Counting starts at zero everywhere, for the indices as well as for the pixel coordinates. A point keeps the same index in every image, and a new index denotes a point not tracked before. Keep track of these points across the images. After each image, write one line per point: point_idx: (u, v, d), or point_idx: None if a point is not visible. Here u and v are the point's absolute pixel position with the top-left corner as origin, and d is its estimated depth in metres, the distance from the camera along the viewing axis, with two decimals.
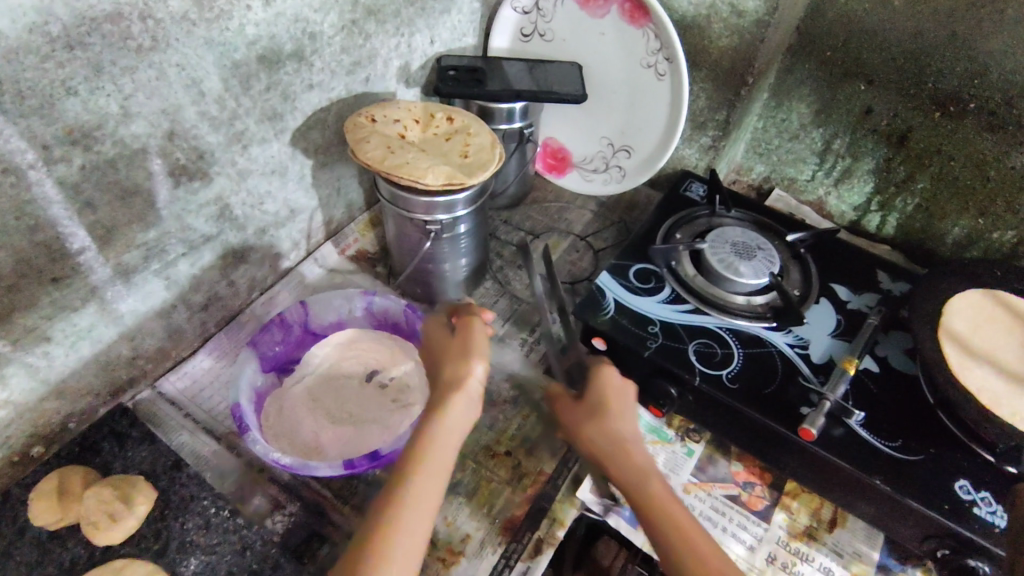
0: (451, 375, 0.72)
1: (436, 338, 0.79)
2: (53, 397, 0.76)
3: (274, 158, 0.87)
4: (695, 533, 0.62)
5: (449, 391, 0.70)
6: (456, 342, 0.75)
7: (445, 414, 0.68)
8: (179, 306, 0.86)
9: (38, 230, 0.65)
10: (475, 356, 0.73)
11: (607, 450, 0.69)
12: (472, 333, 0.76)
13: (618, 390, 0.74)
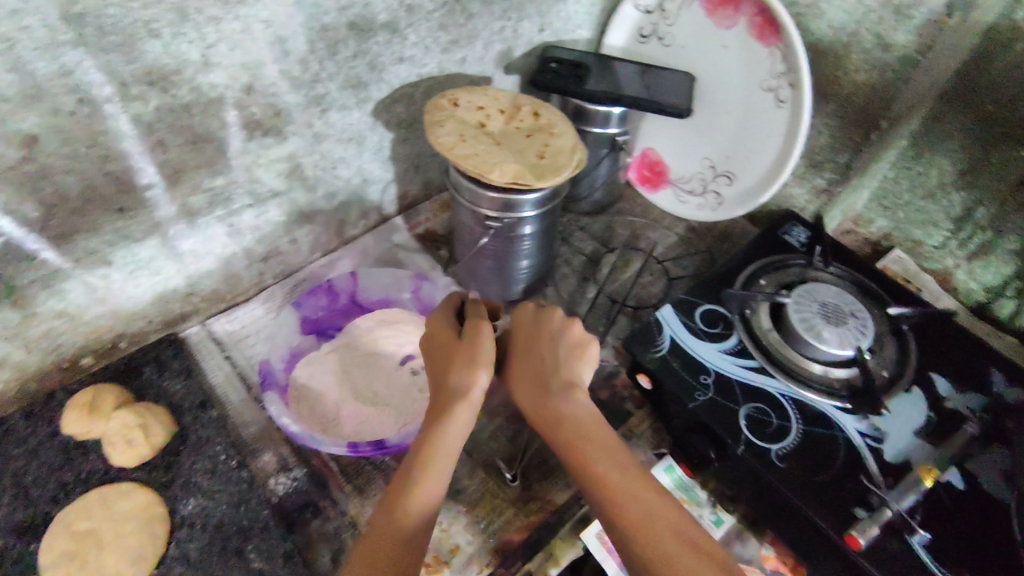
0: (455, 388, 0.63)
1: (440, 339, 0.69)
2: (108, 317, 0.81)
3: (352, 125, 0.87)
4: (653, 505, 0.57)
5: (452, 405, 0.62)
6: (462, 348, 0.65)
7: (446, 434, 0.61)
8: (239, 252, 0.88)
9: (109, 160, 0.68)
10: (480, 367, 0.63)
11: (539, 401, 0.64)
12: (476, 337, 0.65)
13: (540, 339, 0.69)
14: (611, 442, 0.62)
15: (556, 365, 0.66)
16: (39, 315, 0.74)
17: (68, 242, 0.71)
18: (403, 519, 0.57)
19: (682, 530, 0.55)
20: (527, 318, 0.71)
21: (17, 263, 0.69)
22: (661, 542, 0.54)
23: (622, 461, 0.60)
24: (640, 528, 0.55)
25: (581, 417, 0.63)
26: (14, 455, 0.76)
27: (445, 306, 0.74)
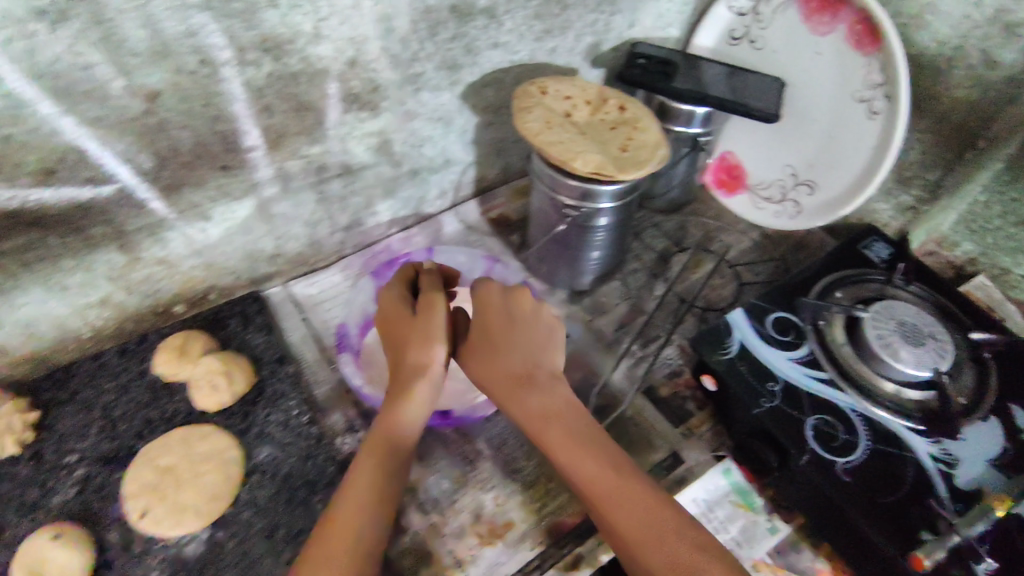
0: (411, 362, 0.71)
1: (396, 317, 0.75)
2: (201, 269, 0.86)
3: (442, 106, 0.90)
4: (610, 469, 0.64)
5: (410, 377, 0.70)
6: (414, 325, 0.73)
7: (410, 401, 0.70)
8: (325, 221, 0.92)
9: (220, 121, 0.72)
10: (432, 343, 0.71)
11: (506, 393, 0.70)
12: (434, 316, 0.73)
13: (505, 319, 0.75)
14: (573, 414, 0.69)
15: (517, 346, 0.73)
16: (142, 261, 0.79)
17: (175, 194, 0.75)
18: (384, 467, 0.66)
19: (635, 489, 0.63)
20: (494, 296, 0.76)
21: (129, 210, 0.74)
22: (614, 500, 0.62)
23: (581, 430, 0.68)
24: (597, 486, 0.63)
25: (547, 394, 0.70)
26: (108, 389, 0.82)
27: (399, 280, 0.79)
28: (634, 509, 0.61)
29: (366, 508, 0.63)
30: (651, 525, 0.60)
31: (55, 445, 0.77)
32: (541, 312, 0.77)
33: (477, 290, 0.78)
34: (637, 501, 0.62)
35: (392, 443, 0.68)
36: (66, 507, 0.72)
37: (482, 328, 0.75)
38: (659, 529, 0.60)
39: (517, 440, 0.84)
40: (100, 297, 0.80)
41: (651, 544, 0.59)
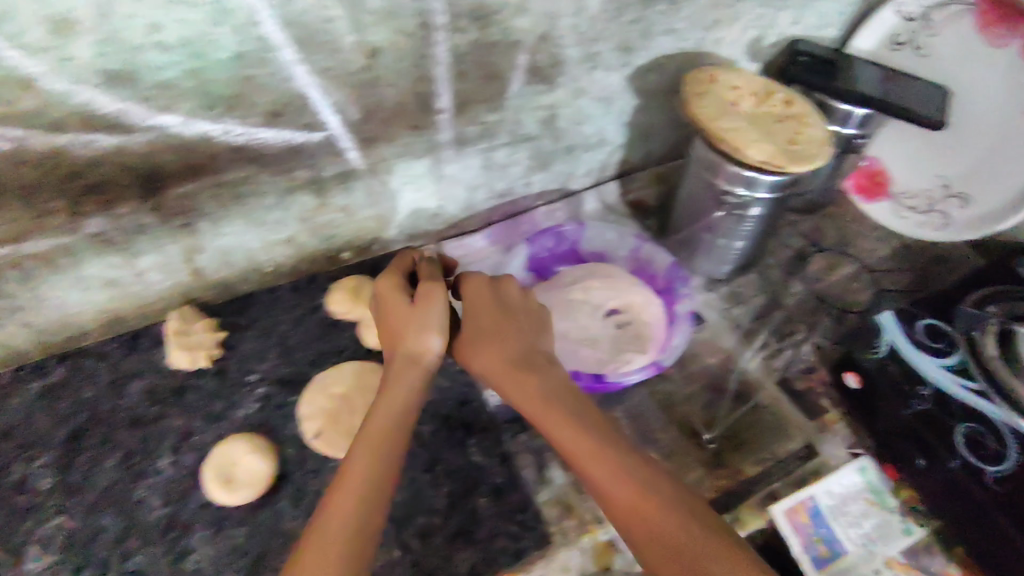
0: (409, 349, 0.69)
1: (390, 306, 0.73)
2: (371, 221, 0.92)
3: (610, 87, 0.92)
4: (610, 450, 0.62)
5: (407, 364, 0.68)
6: (407, 313, 0.71)
7: (404, 388, 0.67)
8: (484, 187, 0.96)
9: (421, 82, 0.77)
10: (427, 333, 0.69)
11: (502, 379, 0.69)
12: (429, 302, 0.70)
13: (496, 309, 0.74)
14: (567, 394, 0.68)
15: (511, 332, 0.71)
16: (327, 207, 0.86)
17: (370, 147, 0.81)
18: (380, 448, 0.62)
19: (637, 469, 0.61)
20: (483, 290, 0.76)
21: (330, 156, 0.80)
22: (616, 482, 0.60)
23: (577, 409, 0.66)
24: (598, 467, 0.61)
25: (547, 375, 0.68)
26: (284, 320, 0.89)
27: (393, 272, 0.78)
28: (635, 490, 0.59)
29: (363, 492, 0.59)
30: (658, 508, 0.58)
31: (238, 365, 0.85)
32: (527, 297, 0.78)
33: (464, 286, 0.77)
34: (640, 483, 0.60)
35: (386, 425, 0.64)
36: (251, 420, 0.80)
37: (472, 323, 0.74)
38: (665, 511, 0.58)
39: (654, 414, 0.87)
40: (287, 236, 0.87)
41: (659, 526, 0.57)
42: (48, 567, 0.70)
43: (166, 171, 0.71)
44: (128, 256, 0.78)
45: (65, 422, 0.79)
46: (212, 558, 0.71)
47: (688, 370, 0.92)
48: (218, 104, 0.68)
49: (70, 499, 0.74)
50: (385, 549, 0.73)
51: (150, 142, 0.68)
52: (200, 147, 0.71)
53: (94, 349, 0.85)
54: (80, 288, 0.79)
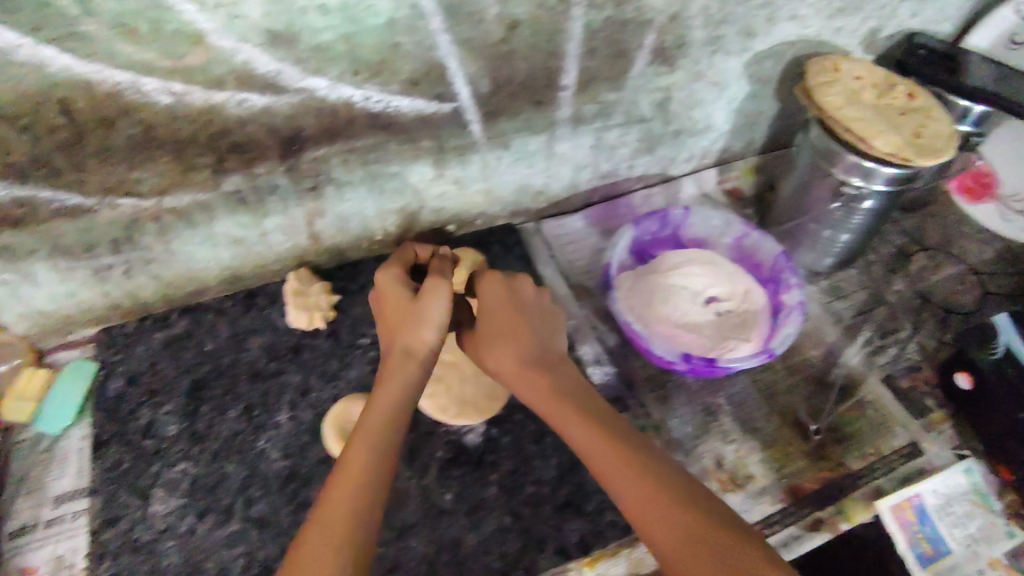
0: (409, 341, 0.67)
1: (391, 298, 0.72)
2: (480, 195, 0.93)
3: (726, 72, 0.91)
4: (617, 439, 0.64)
5: (404, 355, 0.67)
6: (405, 309, 0.70)
7: (405, 373, 0.65)
8: (590, 167, 0.97)
9: (552, 57, 0.78)
10: (425, 328, 0.68)
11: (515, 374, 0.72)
12: (432, 294, 0.69)
13: (506, 305, 0.75)
14: (574, 387, 0.71)
15: (523, 334, 0.74)
16: (444, 178, 0.87)
17: (493, 120, 0.82)
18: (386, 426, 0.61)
19: (644, 457, 0.63)
20: (495, 289, 0.77)
21: (455, 128, 0.81)
22: (624, 469, 0.62)
23: (587, 402, 0.69)
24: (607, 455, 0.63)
25: (559, 373, 0.72)
26: None
27: (396, 264, 0.77)
28: (644, 479, 0.60)
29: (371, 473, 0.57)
30: (667, 498, 0.59)
31: (349, 328, 0.87)
32: (539, 298, 0.79)
33: (480, 283, 0.77)
34: (647, 471, 0.61)
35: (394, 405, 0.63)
36: (364, 382, 0.82)
37: (486, 323, 0.75)
38: (671, 501, 0.59)
39: (756, 402, 0.87)
40: (401, 206, 0.89)
41: (666, 517, 0.58)
42: (173, 509, 0.72)
43: (305, 134, 0.73)
44: (257, 216, 0.80)
45: (190, 372, 0.82)
46: None
47: (789, 361, 0.91)
48: (364, 70, 0.69)
49: (195, 445, 0.77)
50: (496, 515, 0.74)
51: (297, 104, 0.69)
52: (339, 112, 0.72)
53: (213, 304, 0.88)
54: (209, 244, 0.81)
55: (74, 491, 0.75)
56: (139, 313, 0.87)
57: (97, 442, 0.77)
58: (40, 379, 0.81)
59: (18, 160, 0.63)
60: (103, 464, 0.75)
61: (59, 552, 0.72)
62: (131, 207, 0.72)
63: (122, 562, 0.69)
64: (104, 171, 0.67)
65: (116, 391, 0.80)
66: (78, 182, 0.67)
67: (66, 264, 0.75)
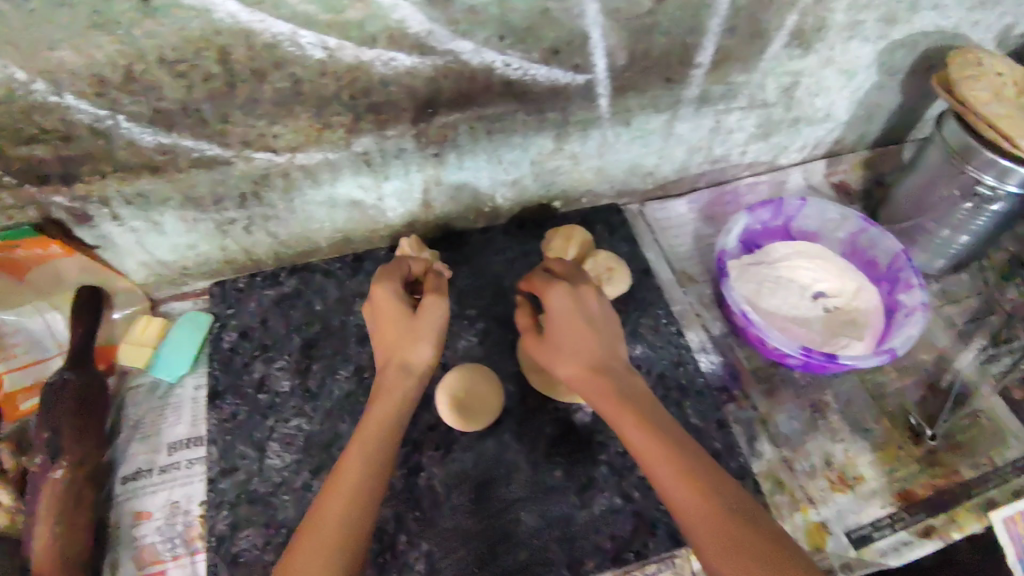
0: (402, 356, 0.63)
1: (386, 311, 0.66)
2: (591, 172, 0.91)
3: (857, 60, 0.88)
4: (659, 446, 0.57)
5: (398, 373, 0.62)
6: (404, 323, 0.65)
7: (395, 399, 0.61)
8: (703, 151, 0.94)
9: (693, 34, 0.76)
10: (421, 342, 0.63)
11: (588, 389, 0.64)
12: (427, 312, 0.65)
13: (572, 308, 0.68)
14: (621, 385, 0.63)
15: (585, 344, 0.66)
16: (562, 152, 0.86)
17: (621, 96, 0.81)
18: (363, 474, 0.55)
19: (689, 461, 0.56)
20: (565, 295, 0.68)
21: (583, 101, 0.79)
22: (669, 480, 0.55)
23: (649, 412, 0.61)
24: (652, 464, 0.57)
25: (625, 382, 0.64)
26: (497, 261, 0.90)
27: (390, 274, 0.70)
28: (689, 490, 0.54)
29: (342, 534, 0.51)
30: (711, 511, 0.52)
31: (456, 298, 0.86)
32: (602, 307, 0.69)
33: (549, 295, 0.69)
34: (690, 481, 0.54)
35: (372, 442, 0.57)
36: (472, 352, 0.82)
37: (558, 333, 0.67)
38: (715, 513, 0.52)
39: (864, 402, 0.85)
40: (514, 178, 0.87)
41: (712, 535, 0.51)
42: (289, 463, 0.73)
43: (441, 98, 0.72)
44: (379, 179, 0.80)
45: (300, 330, 0.82)
46: (440, 479, 0.73)
47: (899, 364, 0.89)
48: (510, 35, 0.68)
49: (308, 402, 0.77)
50: (606, 495, 0.73)
51: (440, 67, 0.69)
52: (478, 77, 0.72)
53: (320, 266, 0.88)
54: (327, 204, 0.81)
55: (190, 438, 0.76)
56: (250, 269, 0.87)
57: (213, 392, 0.78)
58: (156, 326, 0.82)
59: (170, 108, 0.64)
60: (219, 415, 0.76)
61: (174, 497, 0.73)
62: (264, 161, 0.72)
63: (239, 511, 0.70)
64: (246, 123, 0.67)
65: (230, 343, 0.81)
66: (221, 133, 0.68)
67: (193, 215, 0.76)
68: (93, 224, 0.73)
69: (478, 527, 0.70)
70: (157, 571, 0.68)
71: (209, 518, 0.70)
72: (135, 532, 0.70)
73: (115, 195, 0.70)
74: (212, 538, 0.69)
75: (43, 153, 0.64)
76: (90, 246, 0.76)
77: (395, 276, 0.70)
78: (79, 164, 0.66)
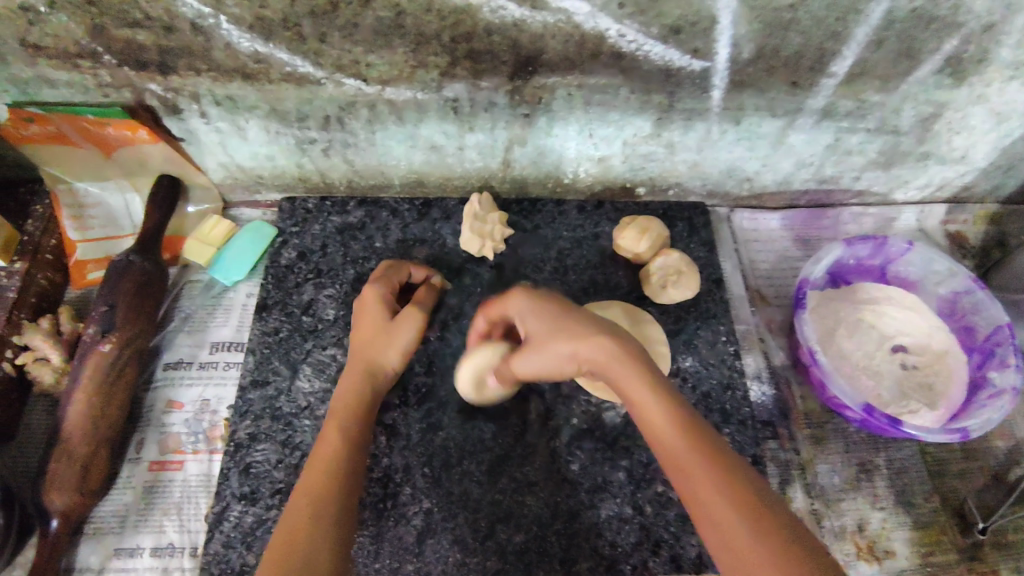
0: (366, 357, 0.68)
1: (365, 313, 0.70)
2: (685, 165, 0.85)
3: (1016, 103, 0.77)
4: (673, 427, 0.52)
5: (364, 374, 0.66)
6: (380, 327, 0.69)
7: (360, 393, 0.65)
8: (812, 167, 0.86)
9: (833, 39, 0.68)
10: (389, 350, 0.68)
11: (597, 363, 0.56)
12: (400, 329, 0.69)
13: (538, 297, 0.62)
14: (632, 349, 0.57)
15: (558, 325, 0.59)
16: (658, 138, 0.80)
17: (737, 92, 0.74)
18: (336, 458, 0.59)
19: (699, 434, 0.52)
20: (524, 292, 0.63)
21: (694, 89, 0.73)
22: (687, 463, 0.51)
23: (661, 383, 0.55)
24: (661, 430, 0.53)
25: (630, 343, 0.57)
26: (564, 237, 0.86)
27: (388, 277, 0.73)
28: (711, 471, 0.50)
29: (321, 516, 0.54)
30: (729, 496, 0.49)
31: (513, 266, 0.84)
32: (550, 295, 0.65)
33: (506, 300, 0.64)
34: (710, 463, 0.50)
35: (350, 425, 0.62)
36: None
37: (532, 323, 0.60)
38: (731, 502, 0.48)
39: (918, 474, 0.78)
40: (601, 155, 0.83)
41: (734, 523, 0.47)
42: (317, 390, 0.73)
43: (544, 57, 0.68)
44: (463, 128, 0.77)
45: (356, 263, 0.82)
46: (457, 442, 0.72)
47: (968, 445, 0.81)
48: (632, 5, 0.63)
49: (348, 334, 0.77)
50: (617, 502, 0.70)
51: (550, 24, 0.65)
52: (587, 43, 0.67)
53: (388, 203, 0.87)
54: (407, 143, 0.79)
55: (232, 342, 0.78)
56: (322, 192, 0.87)
57: (261, 304, 0.79)
58: (223, 229, 0.83)
59: (270, 17, 0.63)
60: (262, 326, 0.77)
61: (206, 395, 0.75)
62: (354, 89, 0.71)
63: (261, 425, 0.71)
64: (342, 47, 0.66)
65: (287, 262, 0.82)
66: (316, 52, 0.66)
67: (276, 127, 0.76)
68: (182, 117, 0.74)
69: (482, 499, 0.69)
70: (176, 460, 0.71)
71: (232, 423, 0.71)
72: (164, 419, 0.73)
73: (205, 94, 0.70)
74: (230, 443, 0.70)
75: (144, 39, 0.64)
76: (176, 137, 0.77)
77: (390, 280, 0.73)
78: (176, 56, 0.66)
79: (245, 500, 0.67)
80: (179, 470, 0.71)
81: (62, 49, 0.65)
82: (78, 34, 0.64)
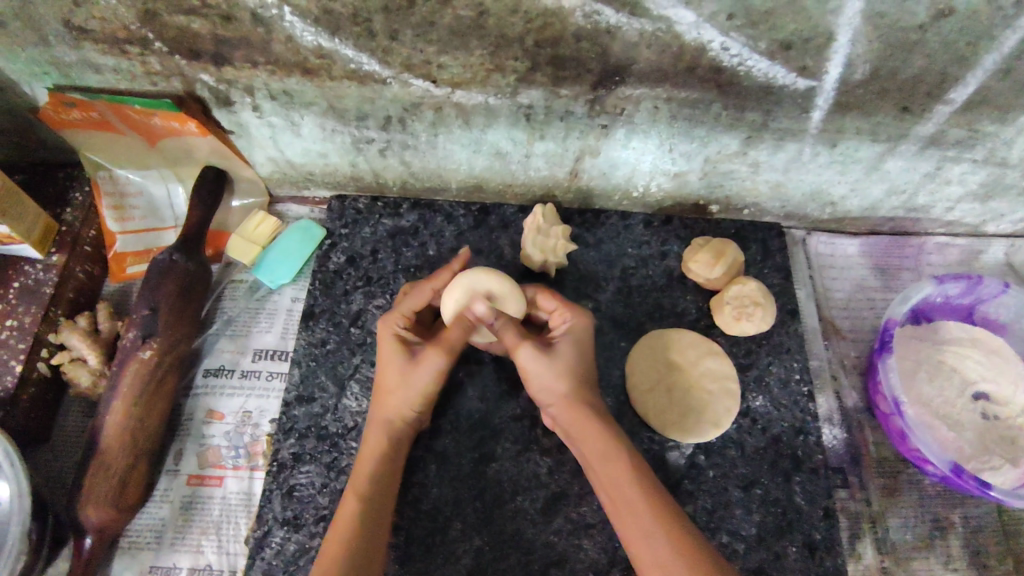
0: (386, 411, 0.63)
1: (383, 361, 0.64)
2: (766, 185, 0.79)
3: None
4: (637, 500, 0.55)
5: (387, 434, 0.62)
6: (399, 373, 0.62)
7: (384, 456, 0.61)
8: (904, 194, 0.80)
9: (960, 64, 0.61)
10: (403, 400, 0.63)
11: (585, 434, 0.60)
12: (412, 375, 0.62)
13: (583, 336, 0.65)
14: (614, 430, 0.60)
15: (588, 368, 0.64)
16: (743, 157, 0.74)
17: (839, 115, 0.67)
18: (352, 528, 0.56)
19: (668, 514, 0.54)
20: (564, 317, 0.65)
21: (793, 108, 0.66)
22: (653, 538, 0.53)
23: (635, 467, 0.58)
24: (628, 507, 0.56)
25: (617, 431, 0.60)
26: (629, 254, 0.81)
27: (405, 311, 0.65)
28: (650, 521, 0.54)
29: None
30: (668, 547, 0.52)
31: (575, 284, 0.78)
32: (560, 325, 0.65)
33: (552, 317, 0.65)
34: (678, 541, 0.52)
35: (370, 494, 0.59)
36: None
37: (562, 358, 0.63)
38: (678, 553, 0.52)
39: (996, 535, 0.73)
40: (678, 170, 0.76)
41: None
42: (365, 410, 0.69)
43: (634, 67, 0.62)
44: (533, 136, 0.71)
45: (408, 272, 0.77)
46: (509, 475, 0.67)
47: None
48: (742, 16, 0.56)
49: None
50: None
51: (646, 33, 0.58)
52: (685, 55, 0.60)
53: (444, 207, 0.81)
54: (471, 148, 0.73)
55: (276, 351, 0.74)
56: (374, 192, 0.82)
57: (308, 312, 0.74)
58: (269, 226, 0.78)
59: (339, 11, 0.57)
60: (310, 336, 0.73)
61: (248, 407, 0.71)
62: (420, 90, 0.65)
63: (306, 445, 0.67)
64: (415, 46, 0.60)
65: (337, 266, 0.77)
66: (384, 50, 0.60)
67: (332, 125, 0.70)
68: (233, 109, 0.68)
69: (536, 540, 0.65)
70: (216, 475, 0.68)
71: (276, 441, 0.68)
72: (204, 430, 0.70)
73: (260, 87, 0.65)
74: (273, 462, 0.67)
75: (199, 28, 0.59)
76: (225, 129, 0.71)
77: (405, 311, 0.65)
78: (232, 47, 0.60)
79: (289, 525, 0.64)
80: (219, 487, 0.68)
81: (109, 34, 0.60)
82: (126, 18, 0.58)
